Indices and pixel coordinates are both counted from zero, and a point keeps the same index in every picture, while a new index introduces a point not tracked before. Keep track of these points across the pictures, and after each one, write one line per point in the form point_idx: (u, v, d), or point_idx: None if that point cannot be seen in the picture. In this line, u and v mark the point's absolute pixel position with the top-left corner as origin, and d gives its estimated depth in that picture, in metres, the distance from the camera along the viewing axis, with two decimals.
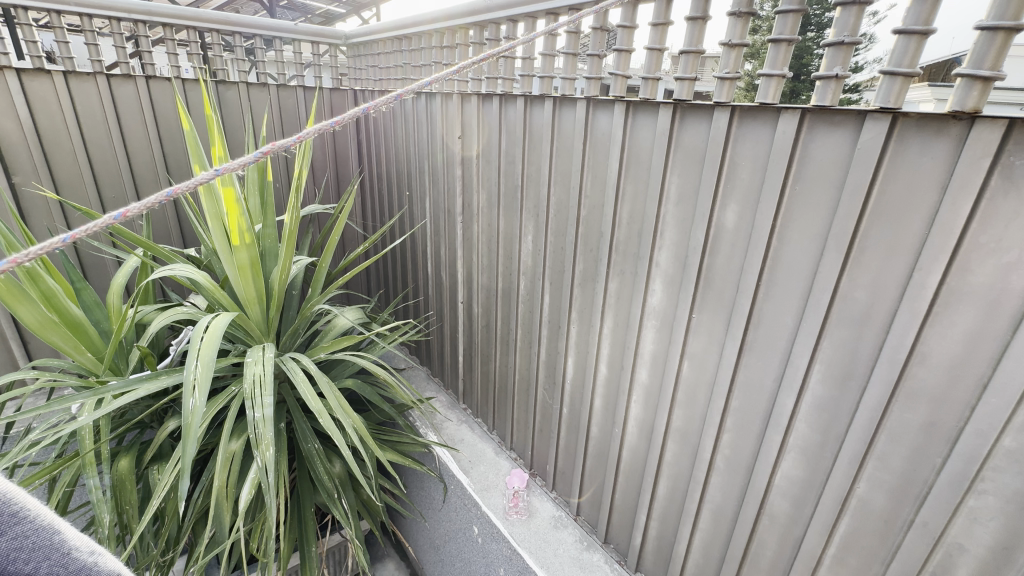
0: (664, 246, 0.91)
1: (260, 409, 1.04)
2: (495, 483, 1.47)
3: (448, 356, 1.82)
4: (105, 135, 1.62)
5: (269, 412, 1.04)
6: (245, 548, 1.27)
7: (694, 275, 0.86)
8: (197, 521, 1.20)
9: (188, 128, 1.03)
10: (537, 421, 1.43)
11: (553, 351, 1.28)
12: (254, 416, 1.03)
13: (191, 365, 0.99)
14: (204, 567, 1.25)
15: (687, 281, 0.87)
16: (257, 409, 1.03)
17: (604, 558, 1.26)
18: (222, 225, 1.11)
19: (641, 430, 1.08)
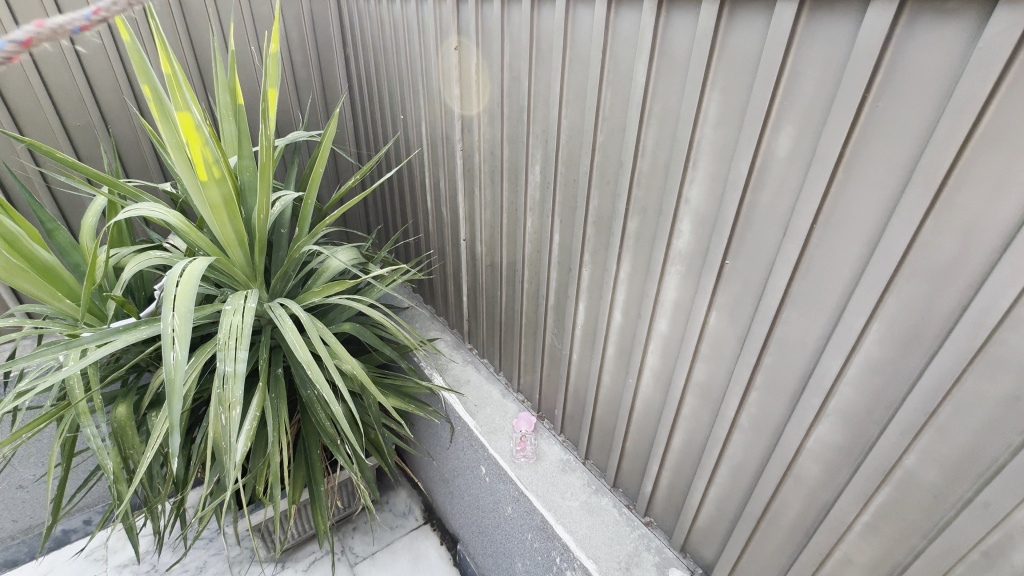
0: (695, 180, 0.77)
1: (232, 363, 0.97)
2: (501, 426, 1.45)
3: (452, 294, 1.74)
4: (58, 53, 1.44)
5: (240, 368, 0.97)
6: (252, 490, 1.27)
7: (732, 215, 0.73)
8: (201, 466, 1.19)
9: (129, 38, 0.86)
10: (545, 365, 1.37)
11: (563, 295, 1.18)
12: (224, 370, 0.98)
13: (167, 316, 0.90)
14: (214, 508, 1.26)
15: (722, 222, 0.74)
16: (229, 363, 0.98)
17: (612, 502, 1.24)
18: (186, 157, 0.97)
19: (657, 381, 1.00)
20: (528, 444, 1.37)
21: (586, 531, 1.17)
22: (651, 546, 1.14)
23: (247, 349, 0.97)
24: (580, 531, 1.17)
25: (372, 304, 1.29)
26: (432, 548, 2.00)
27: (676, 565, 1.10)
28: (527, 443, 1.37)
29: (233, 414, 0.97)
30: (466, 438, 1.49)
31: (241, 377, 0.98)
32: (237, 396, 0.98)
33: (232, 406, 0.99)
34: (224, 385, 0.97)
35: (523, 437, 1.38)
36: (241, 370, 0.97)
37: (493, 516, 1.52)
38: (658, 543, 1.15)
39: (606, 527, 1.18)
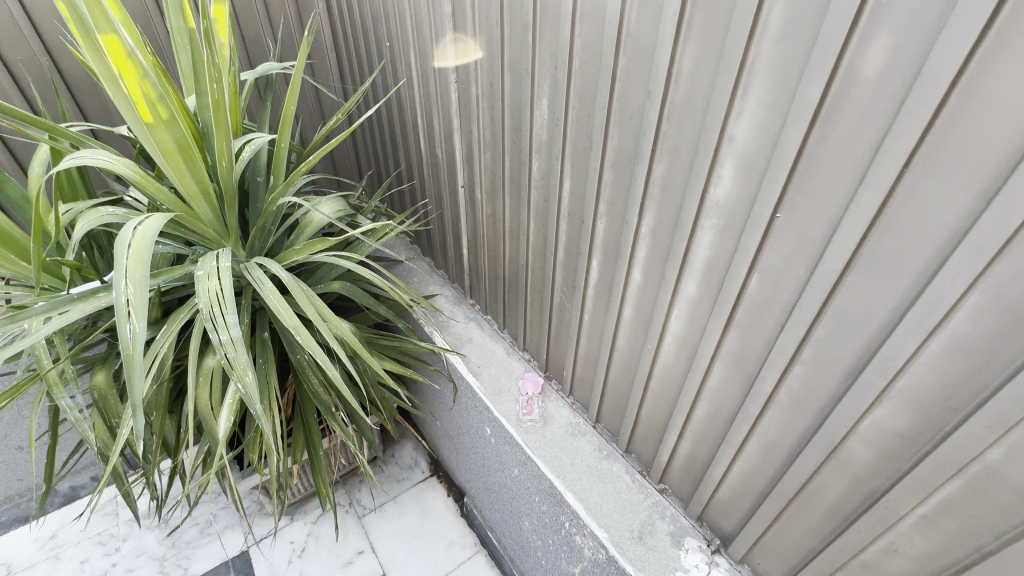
0: (744, 113, 0.62)
1: (226, 331, 0.82)
2: (507, 387, 1.36)
3: (451, 246, 1.60)
4: None
5: (237, 335, 0.81)
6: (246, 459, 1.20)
7: (791, 157, 0.58)
8: (187, 435, 1.12)
9: None
10: (553, 324, 1.26)
11: (573, 251, 1.05)
12: (220, 340, 0.82)
13: (119, 285, 0.79)
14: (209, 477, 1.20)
15: (777, 165, 0.60)
16: (222, 332, 0.81)
17: (624, 467, 1.17)
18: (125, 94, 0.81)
19: (681, 348, 0.89)
20: (536, 406, 1.29)
21: (597, 499, 1.12)
22: (665, 514, 1.08)
23: (236, 313, 0.81)
24: (591, 499, 1.12)
25: (362, 262, 1.17)
26: (439, 500, 2.01)
27: (691, 535, 1.05)
28: (535, 405, 1.30)
29: (250, 381, 0.82)
30: (470, 399, 1.42)
31: (242, 342, 0.82)
32: (247, 362, 0.82)
33: (246, 374, 0.83)
34: (223, 357, 0.82)
35: (529, 399, 1.31)
36: (238, 336, 0.81)
37: (500, 475, 1.48)
38: (673, 511, 1.09)
39: (618, 494, 1.12)
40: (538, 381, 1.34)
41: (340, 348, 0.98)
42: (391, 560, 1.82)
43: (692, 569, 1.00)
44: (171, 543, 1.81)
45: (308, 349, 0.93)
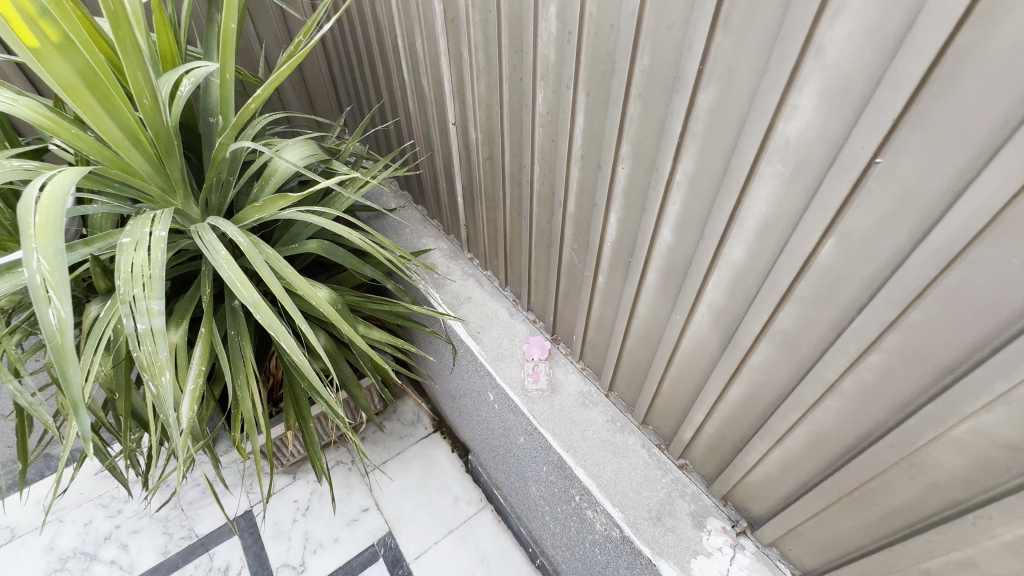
0: (845, 13, 0.43)
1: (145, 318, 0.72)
2: (510, 353, 1.24)
3: (444, 194, 1.42)
4: None
5: (158, 324, 0.72)
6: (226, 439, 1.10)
7: (917, 76, 0.40)
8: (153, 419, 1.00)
9: None
10: (560, 286, 1.10)
11: (586, 203, 0.88)
12: (136, 328, 0.72)
13: (29, 259, 0.63)
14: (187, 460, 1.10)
15: (891, 90, 0.42)
16: (140, 318, 0.71)
17: (640, 441, 1.07)
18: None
19: (717, 321, 0.74)
20: (543, 373, 1.17)
21: (610, 476, 1.02)
22: (686, 493, 0.99)
23: (162, 298, 0.72)
24: (603, 476, 1.02)
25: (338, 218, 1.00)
26: (443, 456, 1.96)
27: (714, 515, 0.96)
28: (542, 372, 1.18)
29: (163, 383, 0.74)
30: (470, 363, 1.30)
31: (162, 335, 0.73)
32: (165, 360, 0.73)
33: (160, 373, 0.74)
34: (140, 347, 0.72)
35: (535, 365, 1.18)
36: (159, 326, 0.72)
37: (505, 440, 1.40)
38: (694, 489, 1.00)
39: (633, 470, 1.03)
40: (545, 346, 1.21)
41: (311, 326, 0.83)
42: (396, 517, 1.80)
43: (715, 552, 0.91)
44: (173, 504, 1.79)
45: (270, 330, 0.79)
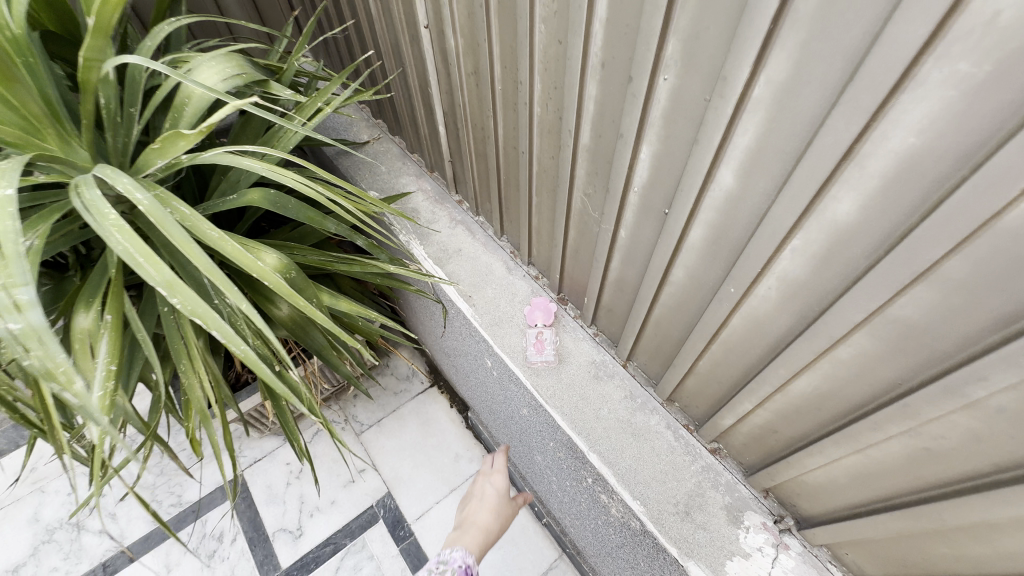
0: None
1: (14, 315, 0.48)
2: (509, 316, 1.05)
3: (423, 122, 1.16)
4: None
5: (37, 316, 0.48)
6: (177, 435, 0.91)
7: None
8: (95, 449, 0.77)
9: None
10: (569, 239, 0.89)
11: (607, 134, 0.65)
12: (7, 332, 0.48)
13: None
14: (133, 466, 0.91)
15: None
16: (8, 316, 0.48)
17: (664, 421, 0.91)
18: None
19: (787, 299, 0.54)
20: (548, 343, 0.99)
21: (631, 464, 0.87)
22: (718, 483, 0.84)
23: (27, 275, 0.48)
24: (623, 464, 0.87)
25: (276, 160, 0.77)
26: (442, 412, 1.85)
27: (751, 509, 0.81)
28: (547, 343, 0.99)
29: (79, 392, 0.49)
30: (464, 326, 1.12)
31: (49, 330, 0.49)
32: (65, 360, 0.48)
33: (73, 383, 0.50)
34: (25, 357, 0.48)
35: (539, 332, 1.00)
36: (38, 317, 0.48)
37: (506, 408, 1.25)
38: (728, 478, 0.85)
39: (658, 458, 0.87)
40: (551, 310, 1.02)
41: (256, 309, 0.62)
42: (395, 477, 1.71)
43: (754, 553, 0.78)
44: (160, 471, 1.70)
45: (196, 320, 0.57)
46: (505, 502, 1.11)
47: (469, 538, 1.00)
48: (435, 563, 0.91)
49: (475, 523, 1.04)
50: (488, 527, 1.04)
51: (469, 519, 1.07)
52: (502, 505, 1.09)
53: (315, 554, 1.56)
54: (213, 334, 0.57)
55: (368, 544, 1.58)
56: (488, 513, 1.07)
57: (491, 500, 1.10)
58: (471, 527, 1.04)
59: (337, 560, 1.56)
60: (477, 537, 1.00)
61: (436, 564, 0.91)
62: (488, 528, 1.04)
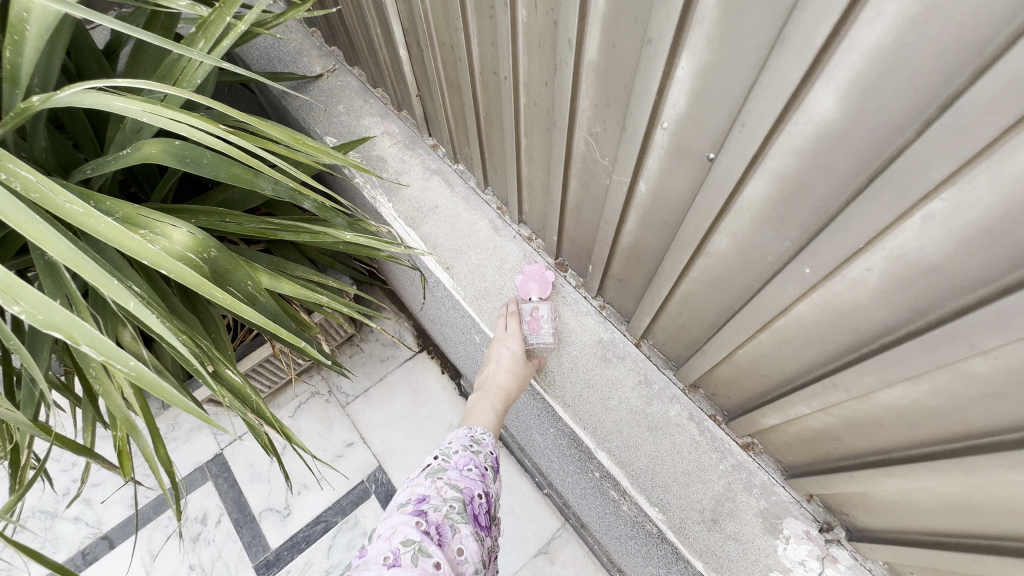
0: None
1: None
2: (498, 288, 0.87)
3: (381, 44, 0.92)
4: None
5: None
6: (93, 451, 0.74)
7: None
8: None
9: None
10: (569, 193, 0.69)
11: (625, 45, 0.44)
12: None
13: None
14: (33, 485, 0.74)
15: None
16: None
17: (685, 411, 0.76)
18: None
19: (899, 288, 0.37)
20: (546, 322, 0.82)
21: (648, 464, 0.72)
22: (752, 485, 0.71)
23: None
24: (638, 465, 0.72)
25: (188, 92, 0.53)
26: (433, 379, 1.68)
27: (792, 516, 0.68)
28: (544, 322, 0.82)
29: None
30: (446, 298, 0.95)
31: None
32: None
33: None
34: None
35: (534, 308, 0.83)
36: None
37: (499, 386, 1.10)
38: (762, 478, 0.71)
39: (679, 456, 0.73)
40: (546, 280, 0.85)
41: (145, 306, 0.43)
42: (385, 450, 1.57)
43: (796, 568, 0.65)
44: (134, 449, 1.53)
45: (55, 334, 0.40)
46: (525, 360, 0.79)
47: (485, 410, 0.77)
48: (462, 438, 0.70)
49: (490, 388, 0.77)
50: (508, 394, 0.77)
51: (486, 380, 0.80)
52: (522, 366, 0.78)
53: (306, 534, 1.44)
54: (87, 351, 0.40)
55: (360, 520, 1.46)
56: (506, 375, 0.77)
57: (509, 360, 0.78)
58: (487, 392, 0.78)
59: (328, 538, 1.44)
60: (494, 407, 0.75)
61: (465, 442, 0.69)
62: (508, 393, 0.77)
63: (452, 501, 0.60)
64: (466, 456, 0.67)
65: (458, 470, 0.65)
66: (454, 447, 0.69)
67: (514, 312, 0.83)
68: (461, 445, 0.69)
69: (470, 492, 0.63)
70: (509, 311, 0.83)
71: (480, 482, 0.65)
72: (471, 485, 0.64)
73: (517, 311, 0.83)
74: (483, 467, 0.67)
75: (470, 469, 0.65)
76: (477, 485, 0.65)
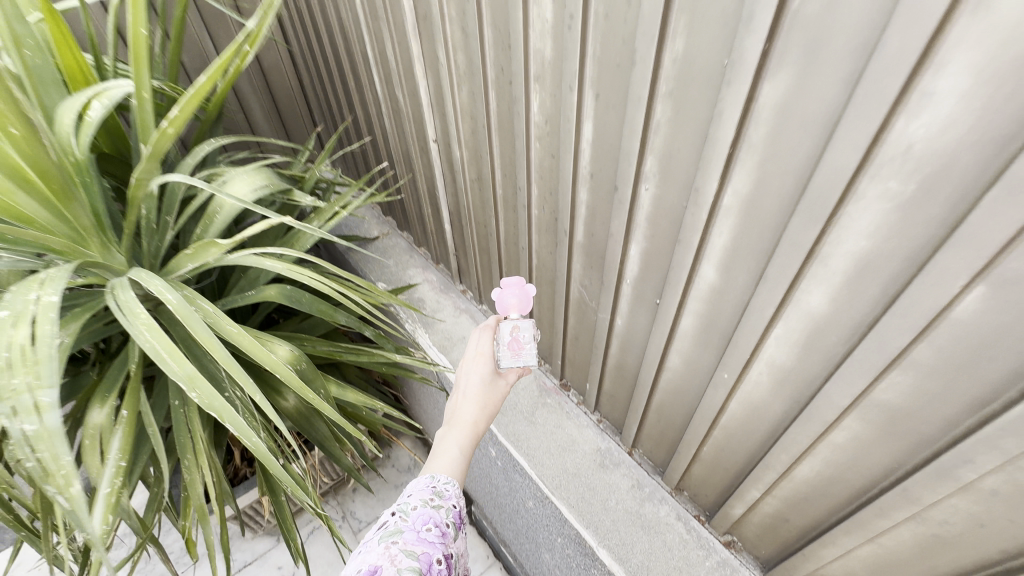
0: None
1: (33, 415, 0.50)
2: (515, 404, 1.07)
3: (430, 218, 1.24)
4: None
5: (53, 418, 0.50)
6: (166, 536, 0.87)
7: None
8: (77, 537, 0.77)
9: None
10: (568, 326, 0.92)
11: (599, 234, 0.71)
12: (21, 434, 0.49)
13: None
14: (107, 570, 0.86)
15: None
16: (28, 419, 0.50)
17: (673, 512, 0.88)
18: None
19: (783, 385, 0.56)
20: (526, 343, 0.76)
21: (642, 560, 0.83)
22: None
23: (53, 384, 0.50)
24: (633, 560, 0.83)
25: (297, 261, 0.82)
26: None
27: None
28: (524, 344, 0.76)
29: (74, 497, 0.50)
30: None
31: (62, 432, 0.50)
32: (70, 464, 0.49)
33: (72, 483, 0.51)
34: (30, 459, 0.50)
35: (514, 326, 0.77)
36: (53, 424, 0.49)
37: (512, 501, 1.20)
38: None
39: (669, 553, 0.83)
40: (527, 295, 0.77)
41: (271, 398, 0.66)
42: None
43: None
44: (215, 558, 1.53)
45: (213, 414, 0.62)
46: (492, 385, 0.72)
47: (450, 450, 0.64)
48: (421, 491, 0.57)
49: (456, 421, 0.67)
50: (477, 427, 0.67)
51: (451, 414, 0.70)
52: (490, 395, 0.71)
53: None
54: (228, 428, 0.62)
55: None
56: (474, 406, 0.69)
57: (478, 388, 0.71)
58: (454, 425, 0.67)
59: None
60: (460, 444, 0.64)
61: (424, 494, 0.56)
62: (477, 427, 0.68)
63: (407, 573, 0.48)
64: (425, 514, 0.54)
65: (415, 532, 0.52)
66: (412, 501, 0.55)
67: (491, 329, 0.78)
68: (420, 498, 0.56)
69: (429, 560, 0.50)
70: (486, 327, 0.78)
71: (440, 545, 0.53)
72: (429, 550, 0.51)
73: (496, 330, 0.79)
74: (444, 526, 0.54)
75: (429, 530, 0.53)
76: (436, 550, 0.52)
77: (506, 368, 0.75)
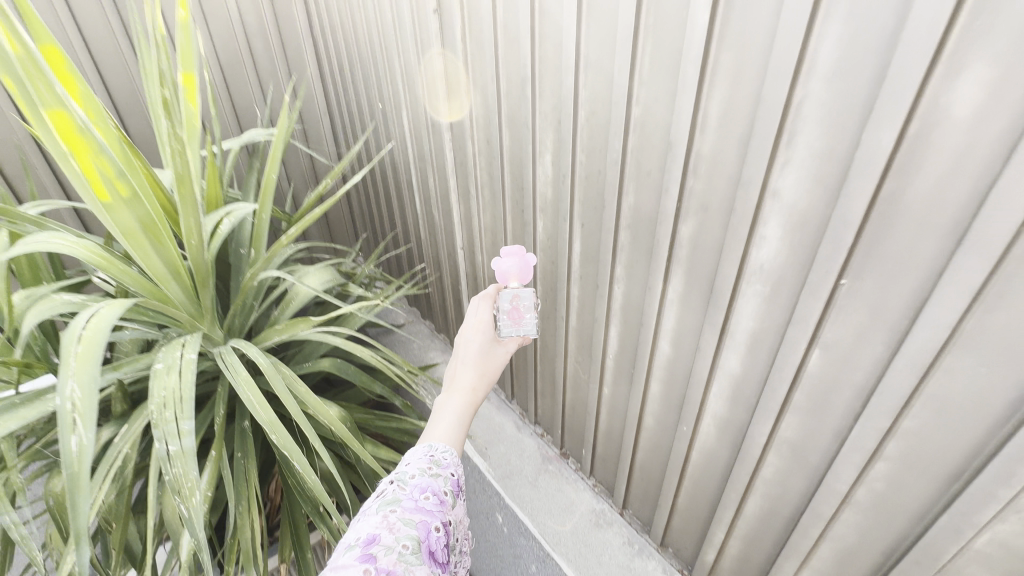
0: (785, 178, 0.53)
1: (176, 439, 0.72)
2: (520, 470, 1.21)
3: (451, 308, 1.49)
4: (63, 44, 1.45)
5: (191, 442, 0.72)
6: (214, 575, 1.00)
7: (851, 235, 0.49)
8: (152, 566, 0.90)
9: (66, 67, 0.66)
10: (566, 396, 1.11)
11: (587, 320, 0.94)
12: (167, 452, 0.71)
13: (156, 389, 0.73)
14: None
15: (834, 239, 0.50)
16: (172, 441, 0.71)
17: (660, 567, 1.00)
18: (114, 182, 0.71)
19: (725, 433, 0.75)
20: (525, 313, 0.89)
21: None
22: None
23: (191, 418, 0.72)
24: None
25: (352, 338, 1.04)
26: None
27: None
28: (523, 312, 0.89)
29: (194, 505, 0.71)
30: (479, 480, 1.27)
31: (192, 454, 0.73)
32: (196, 479, 0.71)
33: (190, 494, 0.72)
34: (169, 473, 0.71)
35: (515, 296, 0.89)
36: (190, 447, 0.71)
37: (516, 570, 1.29)
38: None
39: None
40: (525, 263, 0.88)
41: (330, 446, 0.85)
42: None
43: None
44: None
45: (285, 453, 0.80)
46: (491, 357, 0.87)
47: (448, 425, 0.77)
48: (420, 461, 0.69)
49: (456, 387, 0.81)
50: (476, 393, 0.82)
51: (452, 381, 0.84)
52: (488, 363, 0.86)
53: None
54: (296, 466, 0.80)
55: None
56: (473, 374, 0.84)
57: (476, 355, 0.86)
58: (455, 390, 0.82)
59: None
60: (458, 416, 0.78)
61: (423, 464, 0.68)
62: (475, 393, 0.82)
63: (405, 539, 0.59)
64: (422, 482, 0.65)
65: (413, 501, 0.63)
66: (411, 471, 0.67)
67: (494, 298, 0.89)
68: (418, 468, 0.67)
69: (426, 525, 0.62)
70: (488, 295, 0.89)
71: (437, 512, 0.64)
72: (427, 518, 0.63)
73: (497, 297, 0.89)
74: (440, 493, 0.66)
75: (427, 498, 0.64)
76: (433, 517, 0.63)
77: (506, 336, 0.89)
